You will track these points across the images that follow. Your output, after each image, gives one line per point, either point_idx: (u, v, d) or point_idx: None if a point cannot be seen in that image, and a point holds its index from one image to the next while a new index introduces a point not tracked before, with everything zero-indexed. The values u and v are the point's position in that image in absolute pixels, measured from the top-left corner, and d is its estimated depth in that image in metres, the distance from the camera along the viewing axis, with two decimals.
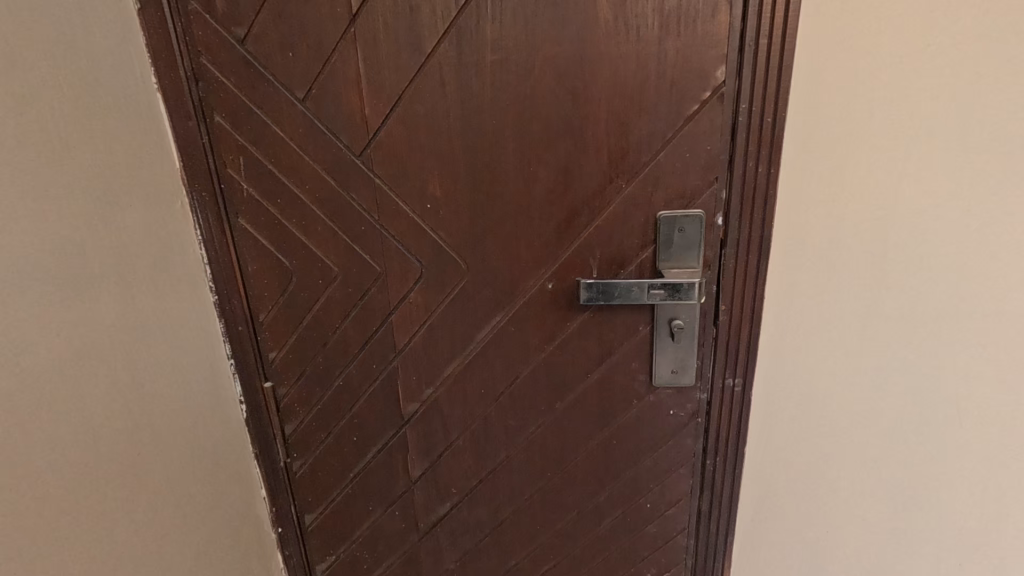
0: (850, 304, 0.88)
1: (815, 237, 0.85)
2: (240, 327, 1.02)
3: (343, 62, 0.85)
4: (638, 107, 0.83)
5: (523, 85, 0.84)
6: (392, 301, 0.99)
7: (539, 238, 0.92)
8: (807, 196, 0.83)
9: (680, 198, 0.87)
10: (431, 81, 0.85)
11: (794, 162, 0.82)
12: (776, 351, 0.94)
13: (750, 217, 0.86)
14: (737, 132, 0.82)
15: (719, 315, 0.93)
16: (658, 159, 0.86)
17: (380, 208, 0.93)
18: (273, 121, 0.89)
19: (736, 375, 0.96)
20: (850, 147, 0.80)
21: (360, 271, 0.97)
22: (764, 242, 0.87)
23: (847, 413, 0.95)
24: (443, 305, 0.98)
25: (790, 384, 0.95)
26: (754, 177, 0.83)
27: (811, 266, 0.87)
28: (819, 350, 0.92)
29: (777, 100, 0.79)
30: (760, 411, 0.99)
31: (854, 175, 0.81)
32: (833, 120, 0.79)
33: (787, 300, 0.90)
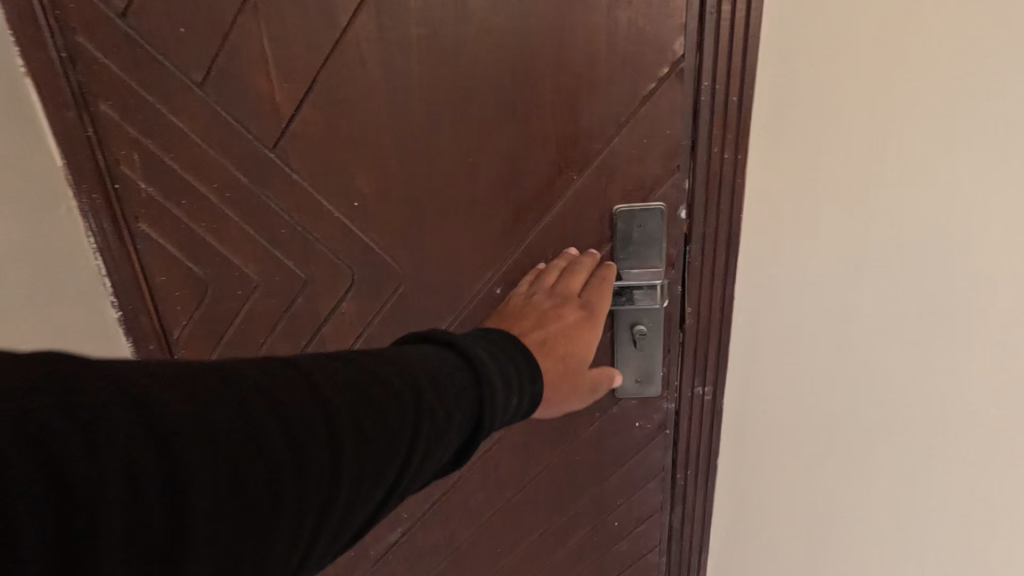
0: (827, 305, 0.79)
1: (788, 234, 0.76)
2: (152, 346, 0.89)
3: (246, 40, 0.73)
4: (587, 86, 0.73)
5: (456, 63, 0.73)
6: (323, 311, 0.88)
7: (483, 238, 0.82)
8: (779, 189, 0.73)
9: (639, 190, 0.78)
10: (349, 59, 0.73)
11: (764, 150, 0.71)
12: (748, 357, 0.85)
13: (716, 211, 0.76)
14: (700, 115, 0.72)
15: (685, 319, 0.84)
16: (612, 146, 0.76)
17: (301, 208, 0.81)
18: (169, 109, 0.77)
19: (705, 384, 0.88)
20: (827, 133, 0.69)
21: (283, 279, 0.86)
22: (733, 240, 0.77)
23: (823, 421, 0.87)
24: (381, 315, 0.87)
25: (763, 392, 0.87)
26: (719, 165, 0.73)
27: (783, 265, 0.78)
28: (793, 355, 0.83)
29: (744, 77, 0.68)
30: (733, 422, 0.91)
31: (831, 165, 0.71)
32: (809, 102, 0.68)
33: (758, 302, 0.81)
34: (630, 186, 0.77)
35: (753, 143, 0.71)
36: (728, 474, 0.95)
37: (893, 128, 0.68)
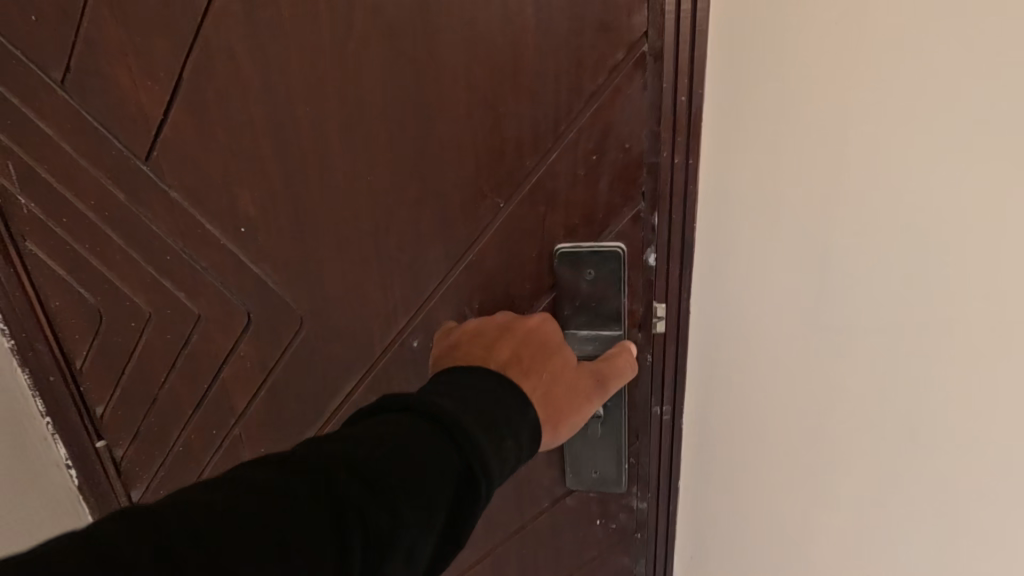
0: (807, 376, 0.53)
1: (751, 285, 0.53)
2: (53, 377, 0.80)
3: (102, 30, 0.60)
4: (509, 80, 0.52)
5: (340, 52, 0.55)
6: (221, 348, 0.74)
7: (391, 277, 0.63)
8: (739, 219, 0.51)
9: (588, 225, 0.56)
10: (215, 51, 0.58)
11: (717, 162, 0.50)
12: (708, 438, 0.62)
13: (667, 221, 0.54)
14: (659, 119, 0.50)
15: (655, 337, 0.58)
16: (548, 164, 0.54)
17: (184, 231, 0.67)
18: (34, 113, 0.66)
19: (666, 400, 0.62)
20: (807, 145, 0.45)
21: (177, 311, 0.73)
22: (684, 264, 0.55)
23: (824, 561, 0.60)
24: (281, 361, 0.72)
25: (727, 493, 0.63)
26: (671, 176, 0.51)
27: (748, 329, 0.54)
28: (769, 453, 0.59)
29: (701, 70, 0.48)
30: (689, 498, 0.68)
31: (811, 193, 0.47)
32: (773, 98, 0.45)
33: (721, 373, 0.58)
34: (577, 219, 0.56)
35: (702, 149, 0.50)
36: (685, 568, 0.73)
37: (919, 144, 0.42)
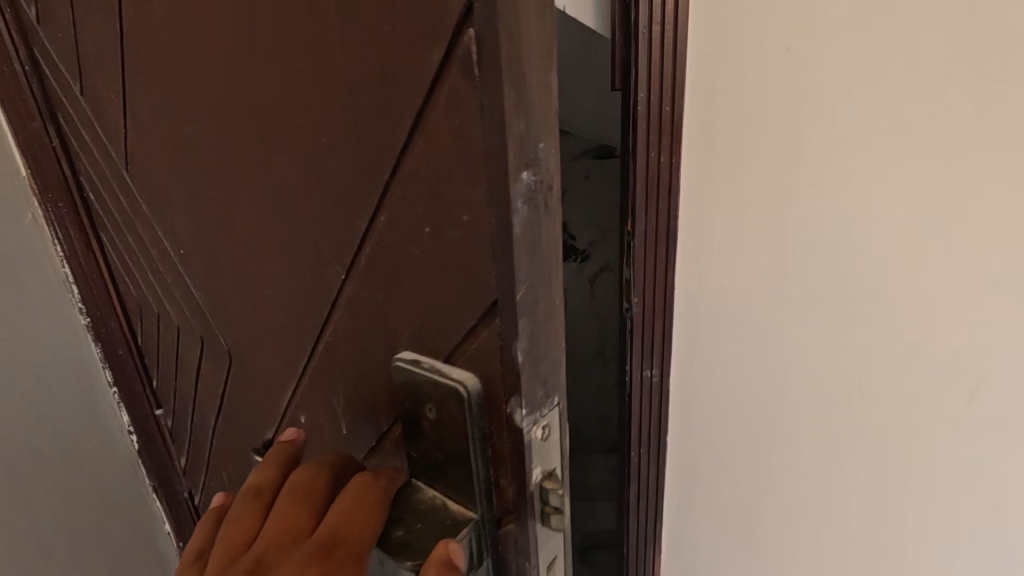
0: (778, 316, 0.65)
1: (724, 272, 0.65)
2: (121, 350, 0.89)
3: (85, 46, 0.61)
4: (322, 98, 0.34)
5: (193, 58, 0.44)
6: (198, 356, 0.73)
7: (273, 338, 0.51)
8: (713, 218, 0.62)
9: (433, 336, 0.34)
10: (132, 63, 0.53)
11: (695, 172, 0.60)
12: (694, 403, 0.73)
13: (658, 208, 0.60)
14: (635, 118, 0.56)
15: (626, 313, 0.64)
16: (377, 230, 0.34)
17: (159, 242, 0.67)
18: (80, 120, 0.71)
19: (654, 365, 0.68)
20: (765, 159, 0.58)
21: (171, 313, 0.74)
22: (672, 242, 0.62)
23: (789, 473, 0.73)
24: (225, 391, 0.68)
25: (712, 432, 0.74)
26: (649, 170, 0.58)
27: (722, 308, 0.66)
28: (745, 412, 0.71)
29: (679, 107, 0.56)
30: (680, 444, 0.76)
31: (770, 197, 0.59)
32: (738, 123, 0.57)
33: (695, 339, 0.69)
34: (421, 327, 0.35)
35: (684, 155, 0.59)
36: (679, 519, 0.81)
37: (845, 178, 0.57)
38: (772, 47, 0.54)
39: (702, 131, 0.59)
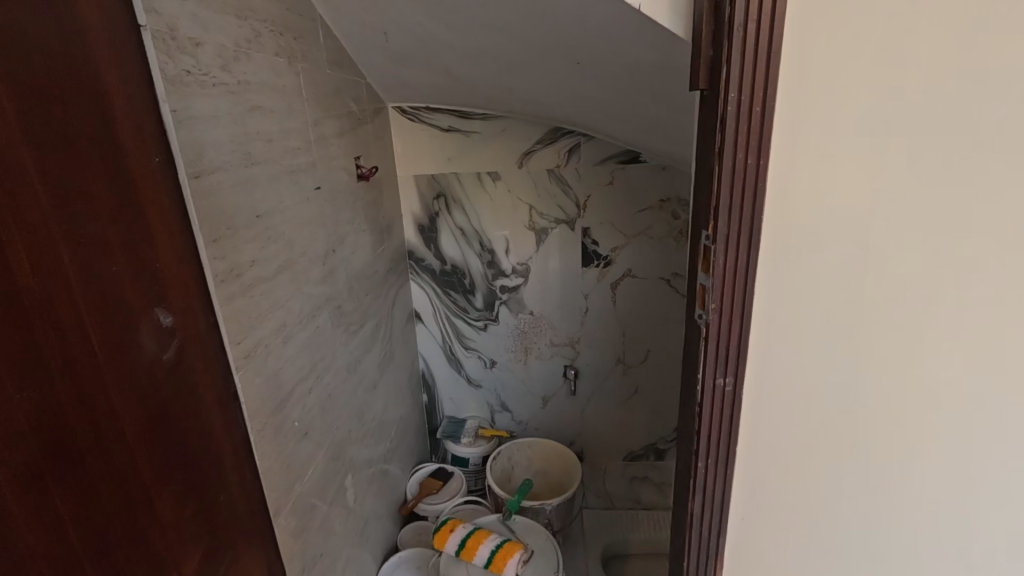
0: (859, 331, 0.58)
1: (804, 277, 0.56)
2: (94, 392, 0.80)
3: None
4: None
5: None
6: (236, 362, 0.69)
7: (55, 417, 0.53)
8: (792, 217, 0.54)
9: None
10: None
11: (780, 174, 0.53)
12: (761, 432, 0.63)
13: (740, 209, 0.53)
14: (722, 123, 0.51)
15: (700, 319, 0.59)
16: None
17: (206, 238, 0.63)
18: None
19: (728, 374, 0.60)
20: (853, 159, 0.52)
21: (176, 341, 0.59)
22: (752, 248, 0.55)
23: (856, 500, 0.66)
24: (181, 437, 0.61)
25: (777, 462, 0.65)
26: (734, 174, 0.52)
27: (800, 320, 0.58)
28: (813, 438, 0.63)
29: (766, 104, 0.50)
30: (745, 482, 0.66)
31: (854, 199, 0.53)
32: (829, 116, 0.51)
33: (770, 362, 0.60)
34: None
35: (771, 158, 0.52)
36: (735, 556, 0.71)
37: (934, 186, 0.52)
38: (865, 47, 0.49)
39: (792, 127, 0.51)
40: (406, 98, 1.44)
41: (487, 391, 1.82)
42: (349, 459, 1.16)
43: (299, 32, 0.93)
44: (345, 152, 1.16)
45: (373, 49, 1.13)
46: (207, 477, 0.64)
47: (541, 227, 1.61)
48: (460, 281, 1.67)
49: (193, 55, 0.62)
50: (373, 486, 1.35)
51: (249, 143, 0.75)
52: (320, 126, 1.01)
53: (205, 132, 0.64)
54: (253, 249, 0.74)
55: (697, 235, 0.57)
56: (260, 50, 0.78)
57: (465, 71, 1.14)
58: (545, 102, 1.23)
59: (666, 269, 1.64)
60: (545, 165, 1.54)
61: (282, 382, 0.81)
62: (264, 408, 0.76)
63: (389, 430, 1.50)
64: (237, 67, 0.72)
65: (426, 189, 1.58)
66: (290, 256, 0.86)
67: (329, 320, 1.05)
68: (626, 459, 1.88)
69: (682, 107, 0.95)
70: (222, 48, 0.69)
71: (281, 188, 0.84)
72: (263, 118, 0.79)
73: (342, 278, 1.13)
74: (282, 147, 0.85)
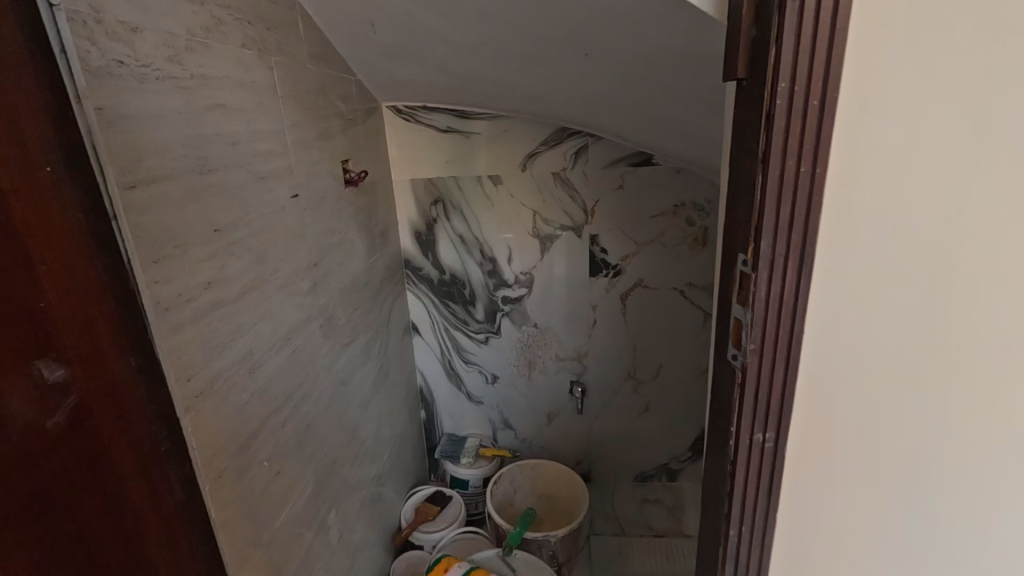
0: (934, 379, 0.47)
1: (869, 312, 0.45)
2: None
3: None
4: None
5: None
6: (186, 403, 0.59)
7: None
8: (856, 237, 0.43)
9: None
10: None
11: (841, 187, 0.41)
12: (807, 497, 0.52)
13: (790, 231, 0.42)
14: (770, 121, 0.39)
15: (734, 362, 0.48)
16: None
17: (143, 260, 0.53)
18: None
19: (769, 429, 0.49)
20: (937, 165, 0.41)
21: (88, 383, 0.49)
22: (804, 279, 0.43)
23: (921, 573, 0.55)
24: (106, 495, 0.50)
25: (825, 531, 0.54)
26: (783, 186, 0.41)
27: (861, 364, 0.46)
28: (871, 504, 0.52)
29: (827, 96, 0.38)
30: (785, 553, 0.55)
31: (937, 216, 0.42)
32: (909, 110, 0.39)
33: (821, 417, 0.49)
34: None
35: (831, 167, 0.41)
36: None
37: None
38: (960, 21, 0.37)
39: (862, 123, 0.40)
40: (401, 97, 1.34)
41: (488, 407, 1.72)
42: (335, 489, 1.07)
43: (273, 22, 0.83)
44: (332, 155, 1.06)
45: (360, 42, 1.03)
46: (136, 542, 0.54)
47: (546, 234, 1.50)
48: (459, 292, 1.57)
49: (126, 43, 0.53)
50: (365, 515, 1.26)
51: (207, 146, 0.65)
52: (300, 126, 0.91)
53: (144, 134, 0.54)
54: (210, 268, 0.64)
55: (732, 259, 0.46)
56: (221, 40, 0.68)
57: (462, 65, 1.04)
58: (549, 100, 1.13)
59: (681, 279, 1.52)
60: (550, 168, 1.44)
61: (249, 417, 0.71)
62: (223, 451, 0.66)
63: (384, 452, 1.41)
64: (190, 59, 0.62)
65: (423, 194, 1.48)
66: (262, 273, 0.77)
67: (313, 341, 0.95)
68: (637, 480, 1.76)
69: (705, 103, 0.84)
70: (168, 36, 0.59)
71: (250, 196, 0.74)
72: (226, 118, 0.69)
73: (329, 292, 1.03)
74: (251, 150, 0.75)
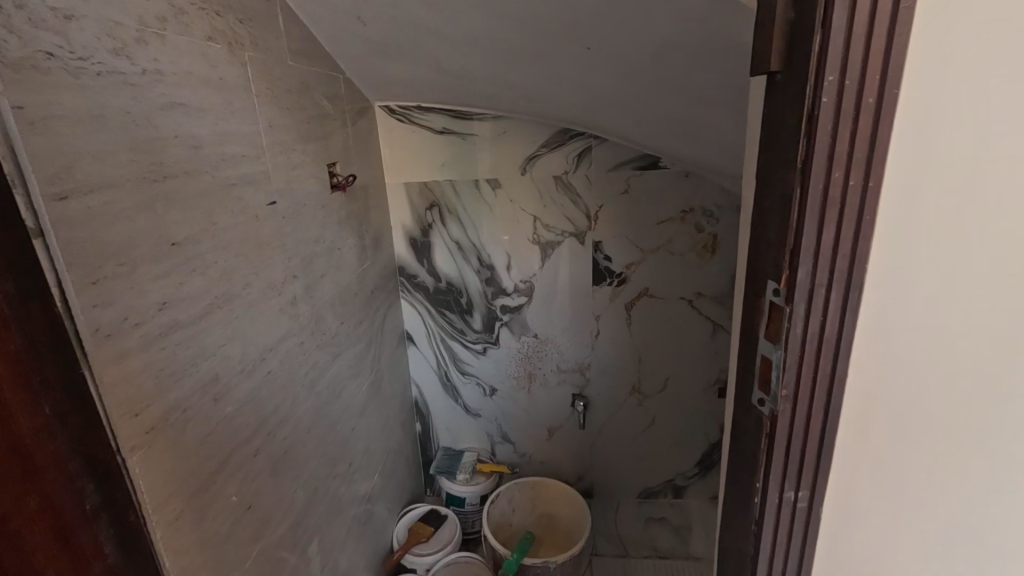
0: (997, 428, 0.40)
1: (925, 351, 0.37)
2: None
3: None
4: None
5: None
6: (135, 441, 0.52)
7: None
8: (912, 264, 0.35)
9: None
10: None
11: (896, 205, 0.34)
12: (843, 561, 0.45)
13: (834, 256, 0.34)
14: (813, 123, 0.32)
15: (762, 409, 0.40)
16: None
17: (78, 282, 0.46)
18: None
19: (802, 487, 0.41)
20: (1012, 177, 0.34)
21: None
22: (850, 314, 0.36)
23: None
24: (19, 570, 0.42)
25: None
26: (828, 203, 0.33)
27: (913, 412, 0.39)
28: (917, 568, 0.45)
29: (884, 93, 0.31)
30: None
31: (1010, 238, 0.35)
32: (981, 112, 0.32)
33: (863, 473, 0.41)
34: None
35: (885, 180, 0.33)
36: None
37: None
38: None
39: (923, 129, 0.33)
40: (394, 96, 1.27)
41: (486, 420, 1.65)
42: (319, 515, 1.00)
43: (246, 14, 0.76)
44: (317, 158, 0.99)
45: (347, 38, 0.96)
46: None
47: (547, 241, 1.43)
48: (456, 300, 1.50)
49: (58, 32, 0.46)
50: (353, 539, 1.19)
51: (162, 151, 0.58)
52: (278, 128, 0.84)
53: (78, 137, 0.47)
54: (165, 287, 0.57)
55: (758, 287, 0.39)
56: (182, 32, 0.62)
57: (455, 63, 0.97)
58: (550, 99, 1.05)
59: (689, 288, 1.45)
60: (552, 171, 1.36)
61: (212, 451, 0.64)
62: (181, 491, 0.59)
63: (375, 470, 1.34)
64: (142, 53, 0.55)
65: (418, 198, 1.41)
66: (231, 289, 0.70)
67: (294, 358, 0.88)
68: (641, 496, 1.70)
69: (719, 103, 0.76)
70: (114, 26, 0.52)
71: (215, 205, 0.67)
72: (187, 119, 0.62)
73: (313, 305, 0.96)
74: (218, 154, 0.68)
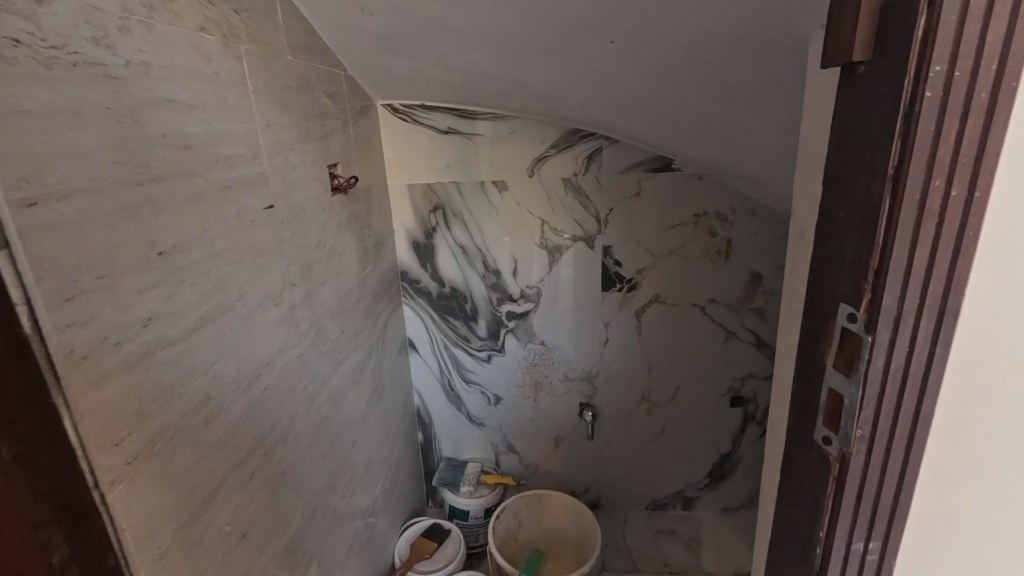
0: None
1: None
2: None
3: None
4: None
5: None
6: (114, 475, 0.47)
7: None
8: (1017, 288, 0.30)
9: None
10: None
11: (1002, 219, 0.29)
12: None
13: (928, 278, 0.29)
14: (912, 122, 0.27)
15: (830, 450, 0.35)
16: None
17: (49, 298, 0.41)
18: None
19: (874, 538, 0.36)
20: None
21: None
22: (942, 345, 0.31)
23: None
24: None
25: None
26: (925, 216, 0.28)
27: (1006, 455, 0.34)
28: None
29: (1000, 84, 0.26)
30: None
31: None
32: None
33: (942, 522, 0.36)
34: None
35: (993, 189, 0.28)
36: None
37: None
38: None
39: None
40: (397, 95, 1.22)
41: (490, 430, 1.59)
42: (318, 536, 0.95)
43: (242, 4, 0.71)
44: (317, 159, 0.94)
45: (350, 32, 0.91)
46: None
47: (555, 245, 1.38)
48: (460, 306, 1.45)
49: (28, 18, 0.41)
50: (354, 558, 1.14)
51: (149, 150, 0.53)
52: (276, 127, 0.79)
53: (51, 135, 0.42)
54: (151, 301, 0.52)
55: (826, 311, 0.34)
56: (172, 21, 0.56)
57: (464, 59, 0.92)
58: (562, 98, 1.01)
59: (701, 295, 1.40)
60: (560, 173, 1.31)
61: (204, 478, 0.59)
62: (168, 525, 0.54)
63: (377, 483, 1.29)
64: (125, 43, 0.50)
65: (422, 200, 1.36)
66: (225, 301, 0.65)
67: (293, 372, 0.83)
68: (649, 508, 1.66)
69: (748, 105, 0.71)
70: (95, 13, 0.47)
71: (207, 209, 0.62)
72: (177, 116, 0.57)
73: (313, 315, 0.91)
74: (211, 155, 0.63)
